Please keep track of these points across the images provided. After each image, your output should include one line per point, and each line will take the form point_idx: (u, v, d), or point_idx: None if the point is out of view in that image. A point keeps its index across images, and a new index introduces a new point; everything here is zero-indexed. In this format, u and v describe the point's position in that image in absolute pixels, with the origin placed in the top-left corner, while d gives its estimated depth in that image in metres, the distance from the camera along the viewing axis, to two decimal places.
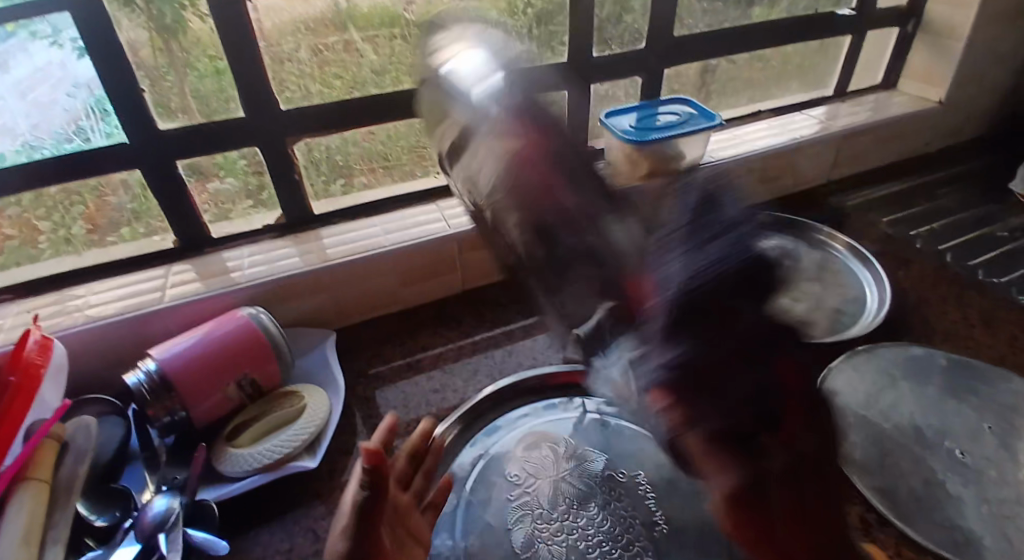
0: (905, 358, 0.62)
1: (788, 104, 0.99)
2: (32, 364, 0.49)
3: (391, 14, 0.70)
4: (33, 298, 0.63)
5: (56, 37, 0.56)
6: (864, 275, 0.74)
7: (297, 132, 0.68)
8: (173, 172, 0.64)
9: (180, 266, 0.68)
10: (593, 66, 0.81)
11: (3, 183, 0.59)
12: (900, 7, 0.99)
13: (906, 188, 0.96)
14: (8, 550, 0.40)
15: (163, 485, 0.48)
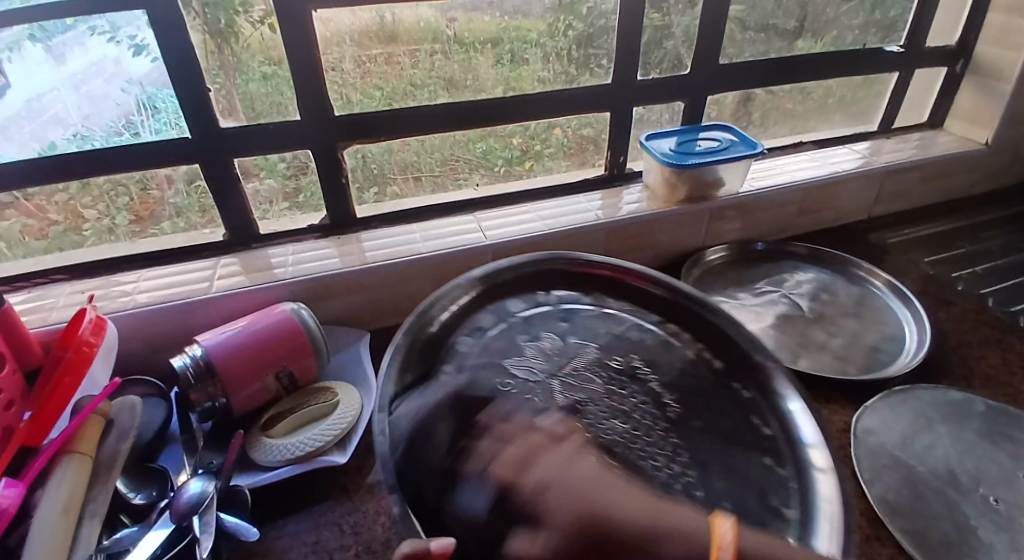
0: (942, 401, 0.61)
1: (830, 138, 0.99)
2: (84, 344, 0.52)
3: (434, 30, 0.71)
4: (85, 281, 0.67)
5: (114, 34, 0.59)
6: (903, 314, 0.73)
7: (345, 138, 0.70)
8: (226, 168, 0.67)
9: (227, 259, 0.70)
10: (636, 89, 0.82)
11: (58, 171, 0.62)
12: (949, 47, 0.98)
13: (949, 229, 0.94)
14: (48, 519, 0.42)
15: (198, 468, 0.49)
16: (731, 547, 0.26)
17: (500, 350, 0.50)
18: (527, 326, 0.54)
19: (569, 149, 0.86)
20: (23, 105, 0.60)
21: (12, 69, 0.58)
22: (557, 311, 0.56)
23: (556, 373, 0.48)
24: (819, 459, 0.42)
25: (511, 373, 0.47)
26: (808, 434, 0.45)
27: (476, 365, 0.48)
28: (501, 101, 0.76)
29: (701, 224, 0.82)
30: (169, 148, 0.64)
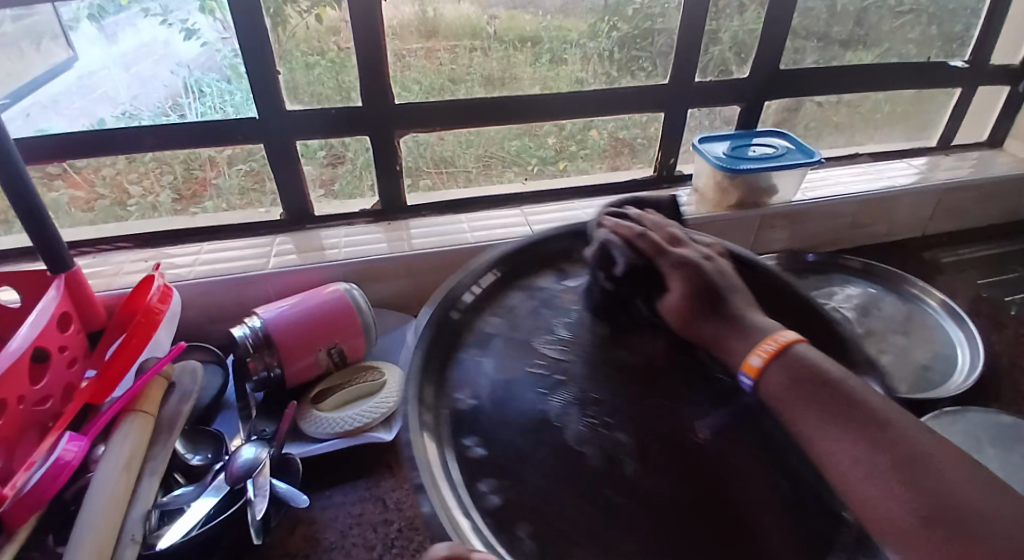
0: (994, 425, 0.59)
1: (886, 151, 0.97)
2: (152, 310, 0.53)
3: (476, 26, 0.72)
4: (145, 250, 0.70)
5: (167, 17, 0.62)
6: (956, 335, 0.71)
7: (401, 125, 0.72)
8: (285, 150, 0.69)
9: (282, 237, 0.73)
10: (690, 92, 0.81)
11: (104, 149, 0.64)
12: (1014, 64, 0.95)
13: (1006, 251, 0.91)
14: (111, 474, 0.43)
15: (253, 435, 0.51)
16: (780, 343, 0.35)
17: (549, 306, 0.41)
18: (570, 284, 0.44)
19: (604, 152, 0.85)
20: (76, 82, 0.63)
21: (75, 43, 0.62)
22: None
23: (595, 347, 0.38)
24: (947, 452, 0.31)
25: (544, 355, 0.37)
26: None
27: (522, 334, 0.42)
28: (544, 99, 0.76)
29: (750, 230, 0.81)
30: (214, 131, 0.66)
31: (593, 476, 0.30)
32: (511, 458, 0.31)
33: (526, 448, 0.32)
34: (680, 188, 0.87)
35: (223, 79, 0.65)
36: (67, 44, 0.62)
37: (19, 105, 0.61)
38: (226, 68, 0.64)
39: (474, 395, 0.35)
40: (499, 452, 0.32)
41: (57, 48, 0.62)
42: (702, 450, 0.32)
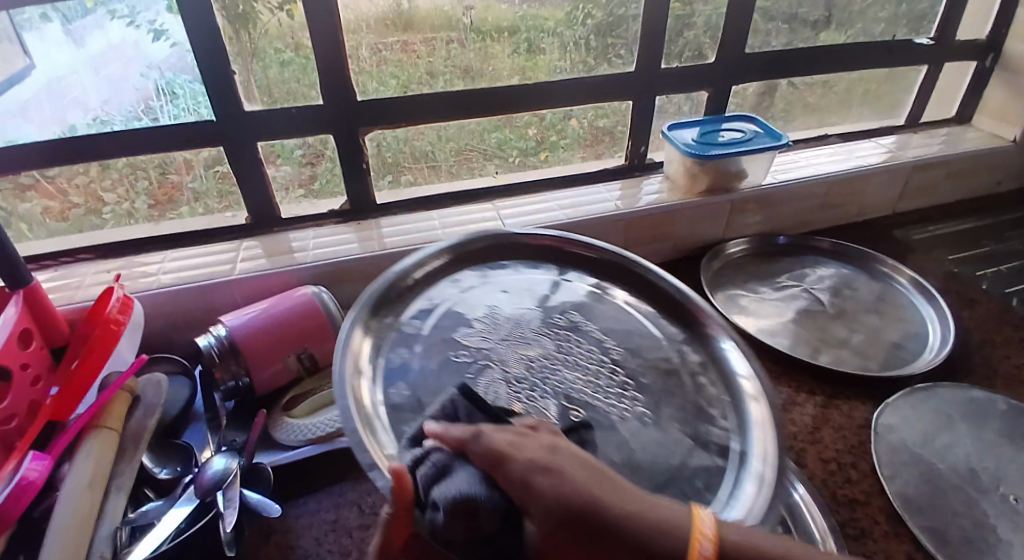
0: (962, 400, 0.60)
1: (857, 131, 0.97)
2: (112, 322, 0.52)
3: (447, 17, 0.70)
4: (109, 260, 0.68)
5: (134, 18, 0.60)
6: (926, 311, 0.72)
7: (364, 123, 0.70)
8: (251, 151, 0.68)
9: (250, 242, 0.71)
10: (661, 78, 0.81)
11: (82, 159, 0.63)
12: (981, 40, 0.96)
13: (975, 227, 0.92)
14: (76, 492, 0.42)
15: (222, 446, 0.50)
16: (712, 540, 0.29)
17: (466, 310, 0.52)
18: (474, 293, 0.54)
19: (584, 140, 0.85)
20: (44, 86, 0.61)
21: (32, 49, 0.59)
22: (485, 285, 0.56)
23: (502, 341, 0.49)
24: (751, 385, 0.47)
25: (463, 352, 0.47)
26: (740, 368, 0.49)
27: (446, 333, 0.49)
28: (516, 90, 0.75)
29: (722, 216, 0.81)
30: (186, 133, 0.64)
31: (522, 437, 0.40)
32: None
33: None
34: (652, 176, 0.86)
35: (195, 80, 0.63)
36: (23, 50, 0.59)
37: None
38: (196, 67, 0.62)
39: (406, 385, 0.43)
40: None
41: (15, 56, 0.59)
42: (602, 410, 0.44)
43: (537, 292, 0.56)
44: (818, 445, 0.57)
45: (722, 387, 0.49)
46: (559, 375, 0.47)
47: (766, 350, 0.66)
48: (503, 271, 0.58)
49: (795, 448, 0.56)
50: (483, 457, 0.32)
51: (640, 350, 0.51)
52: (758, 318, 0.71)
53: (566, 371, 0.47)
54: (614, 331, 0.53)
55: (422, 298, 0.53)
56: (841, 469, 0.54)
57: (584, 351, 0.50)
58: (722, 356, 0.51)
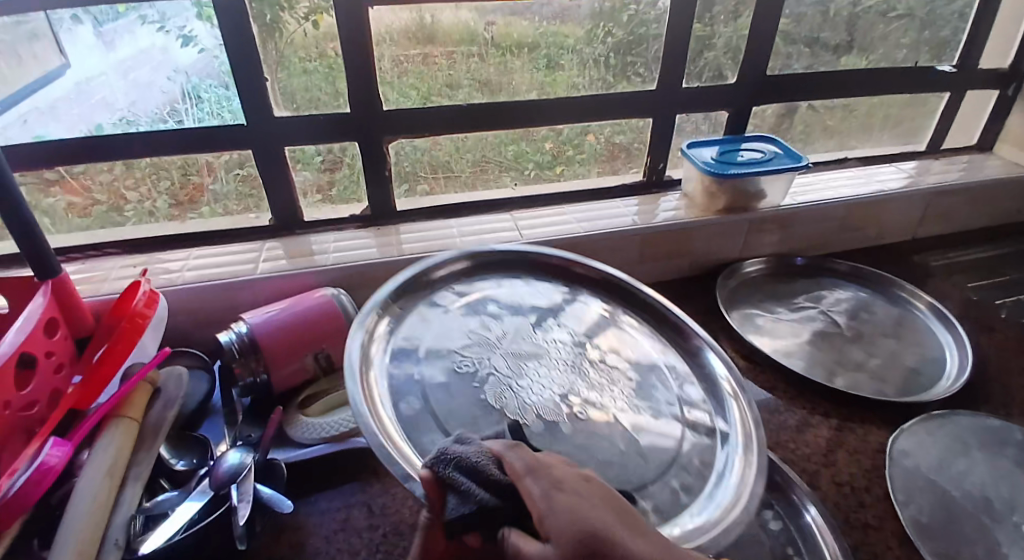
0: (979, 427, 0.59)
1: (876, 156, 0.97)
2: (138, 315, 0.53)
3: (471, 32, 0.72)
4: (133, 256, 0.70)
5: (164, 24, 0.62)
6: (944, 337, 0.72)
7: (386, 131, 0.72)
8: (277, 155, 0.70)
9: (271, 243, 0.73)
10: (680, 97, 0.82)
11: (108, 156, 0.64)
12: (1004, 69, 0.95)
13: (995, 254, 0.92)
14: (93, 480, 0.43)
15: (239, 439, 0.51)
16: None
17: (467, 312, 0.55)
18: (468, 306, 0.56)
19: (601, 156, 0.86)
20: (74, 87, 0.62)
21: (68, 50, 0.61)
22: (482, 300, 0.57)
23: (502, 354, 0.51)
24: (730, 386, 0.52)
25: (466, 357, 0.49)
26: (722, 372, 0.53)
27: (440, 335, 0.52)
28: (536, 104, 0.76)
29: (738, 235, 0.81)
30: (210, 136, 0.66)
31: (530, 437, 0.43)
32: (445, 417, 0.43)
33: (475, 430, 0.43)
34: (669, 193, 0.87)
35: (221, 85, 0.65)
36: (59, 50, 0.61)
37: (13, 112, 0.61)
38: (224, 74, 0.64)
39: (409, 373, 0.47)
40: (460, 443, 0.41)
41: (48, 54, 0.61)
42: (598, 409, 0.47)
43: (527, 303, 0.58)
44: (832, 468, 0.56)
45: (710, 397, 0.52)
46: (556, 375, 0.50)
47: (780, 371, 0.66)
48: (499, 284, 0.60)
49: (808, 470, 0.56)
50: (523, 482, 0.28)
51: (627, 348, 0.55)
52: (773, 338, 0.71)
53: (561, 372, 0.50)
54: (600, 334, 0.56)
55: (421, 313, 0.54)
56: (855, 492, 0.54)
57: (574, 354, 0.53)
58: (707, 364, 0.54)
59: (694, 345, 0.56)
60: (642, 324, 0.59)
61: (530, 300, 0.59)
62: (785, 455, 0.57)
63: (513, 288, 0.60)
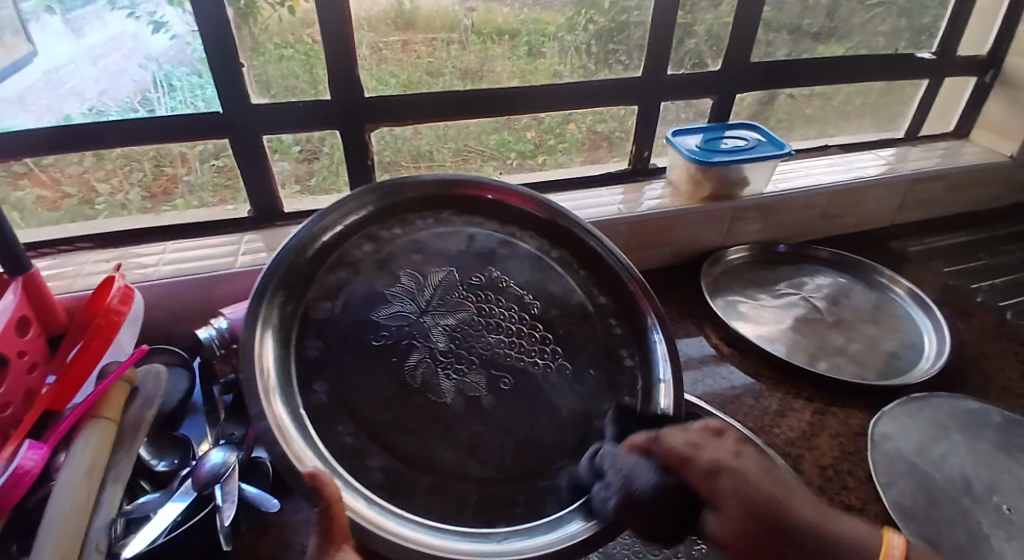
0: (958, 410, 0.61)
1: (855, 143, 0.98)
2: (113, 312, 0.51)
3: (452, 18, 0.70)
4: (106, 251, 0.67)
5: (135, 9, 0.59)
6: (923, 323, 0.73)
7: (369, 120, 0.70)
8: (255, 145, 0.68)
9: (251, 235, 0.71)
10: (665, 84, 0.82)
11: (76, 147, 0.62)
12: (979, 57, 0.97)
13: (970, 240, 0.94)
14: (71, 484, 0.42)
15: (220, 439, 0.50)
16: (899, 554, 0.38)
17: (390, 258, 0.47)
18: (393, 251, 0.48)
19: (585, 145, 0.85)
20: (42, 76, 0.59)
21: (36, 38, 0.58)
22: (409, 241, 0.49)
23: (428, 310, 0.46)
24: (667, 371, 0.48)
25: (383, 324, 0.43)
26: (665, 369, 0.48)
27: (356, 286, 0.45)
28: (521, 93, 0.75)
29: (722, 223, 0.82)
30: (186, 126, 0.64)
31: (451, 420, 0.41)
32: (353, 399, 0.40)
33: (383, 414, 0.40)
34: (653, 181, 0.87)
35: (193, 73, 0.63)
36: (26, 38, 0.57)
37: None
38: (197, 61, 0.62)
39: (319, 338, 0.41)
40: (367, 429, 0.39)
41: (17, 42, 0.57)
42: (525, 380, 0.45)
43: (462, 246, 0.51)
44: (815, 452, 0.57)
45: (643, 374, 0.49)
46: (485, 341, 0.46)
47: (765, 357, 0.66)
48: (433, 221, 0.52)
49: (793, 454, 0.57)
50: (669, 457, 0.37)
51: (563, 309, 0.51)
52: (757, 324, 0.72)
53: (489, 336, 0.47)
54: (538, 289, 0.52)
55: (334, 258, 0.45)
56: (838, 475, 0.55)
57: (504, 315, 0.48)
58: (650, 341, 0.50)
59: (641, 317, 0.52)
60: (586, 281, 0.54)
61: (464, 242, 0.52)
62: (770, 440, 0.58)
63: (447, 226, 0.52)
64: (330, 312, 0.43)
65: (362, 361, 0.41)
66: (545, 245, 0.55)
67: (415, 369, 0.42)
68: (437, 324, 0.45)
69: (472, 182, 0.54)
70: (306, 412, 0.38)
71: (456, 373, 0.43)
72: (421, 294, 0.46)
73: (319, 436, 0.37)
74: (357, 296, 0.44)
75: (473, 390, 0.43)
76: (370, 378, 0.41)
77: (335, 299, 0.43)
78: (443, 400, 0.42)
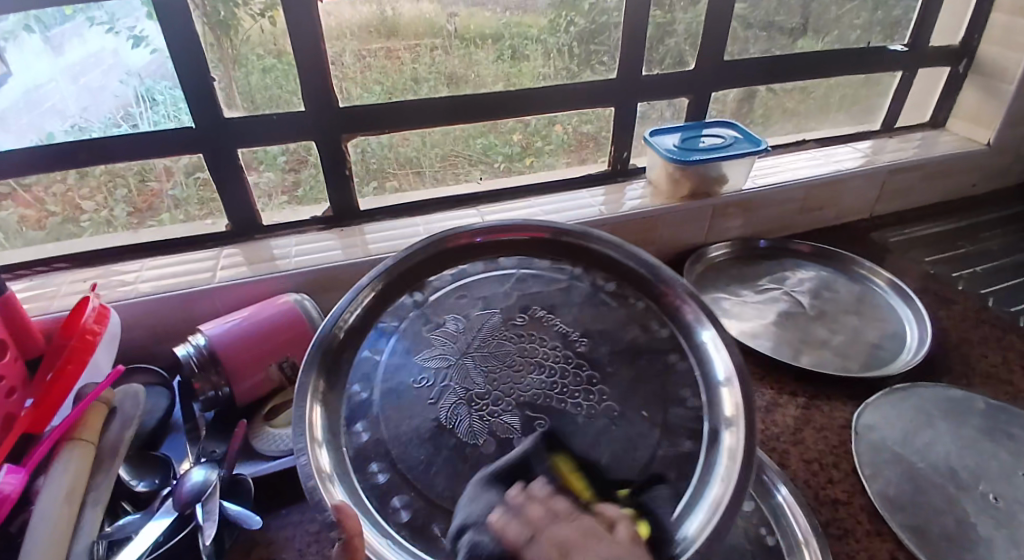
0: (941, 399, 0.61)
1: (833, 137, 0.99)
2: (88, 331, 0.51)
3: (432, 24, 0.70)
4: (85, 269, 0.67)
5: (112, 25, 0.59)
6: (905, 313, 0.74)
7: (348, 129, 0.70)
8: (233, 158, 0.67)
9: (231, 249, 0.70)
10: (643, 84, 0.82)
11: (53, 166, 0.61)
12: (953, 47, 0.98)
13: (950, 229, 0.95)
14: (50, 509, 0.41)
15: (201, 457, 0.50)
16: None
17: (433, 314, 0.50)
18: (433, 307, 0.51)
19: (569, 146, 0.85)
20: (22, 95, 0.59)
21: (11, 59, 0.57)
22: (456, 285, 0.53)
23: (470, 351, 0.47)
24: (728, 390, 0.44)
25: (424, 366, 0.46)
26: (720, 370, 0.45)
27: (404, 339, 0.48)
28: (504, 96, 0.75)
29: (704, 221, 0.82)
30: (167, 141, 0.64)
31: (481, 461, 0.39)
32: (396, 448, 0.41)
33: (418, 455, 0.40)
34: (635, 181, 0.87)
35: (176, 87, 0.62)
36: (0, 59, 0.57)
37: None
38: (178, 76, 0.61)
39: (366, 385, 0.45)
40: (399, 470, 0.40)
41: None
42: (561, 418, 0.42)
43: (506, 290, 0.53)
44: (801, 446, 0.57)
45: (700, 378, 0.46)
46: (522, 382, 0.45)
47: (748, 353, 0.66)
48: (480, 268, 0.55)
49: (778, 449, 0.57)
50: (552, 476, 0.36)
51: (617, 336, 0.49)
52: (741, 320, 0.72)
53: (528, 375, 0.46)
54: (588, 330, 0.50)
55: (386, 319, 0.49)
56: (824, 469, 0.55)
57: (550, 351, 0.48)
58: (701, 342, 0.48)
59: (686, 320, 0.50)
60: (640, 309, 0.52)
61: (509, 285, 0.54)
62: (755, 436, 0.58)
63: (484, 276, 0.54)
64: (379, 367, 0.46)
65: (408, 407, 0.43)
66: (591, 277, 0.55)
67: (443, 411, 0.42)
68: (478, 370, 0.46)
69: (503, 227, 0.57)
70: (348, 453, 0.40)
71: (488, 409, 0.43)
72: (460, 342, 0.48)
73: (362, 488, 0.39)
74: (403, 352, 0.47)
75: (503, 421, 0.42)
76: (405, 425, 0.42)
77: (382, 350, 0.47)
78: (476, 442, 0.40)
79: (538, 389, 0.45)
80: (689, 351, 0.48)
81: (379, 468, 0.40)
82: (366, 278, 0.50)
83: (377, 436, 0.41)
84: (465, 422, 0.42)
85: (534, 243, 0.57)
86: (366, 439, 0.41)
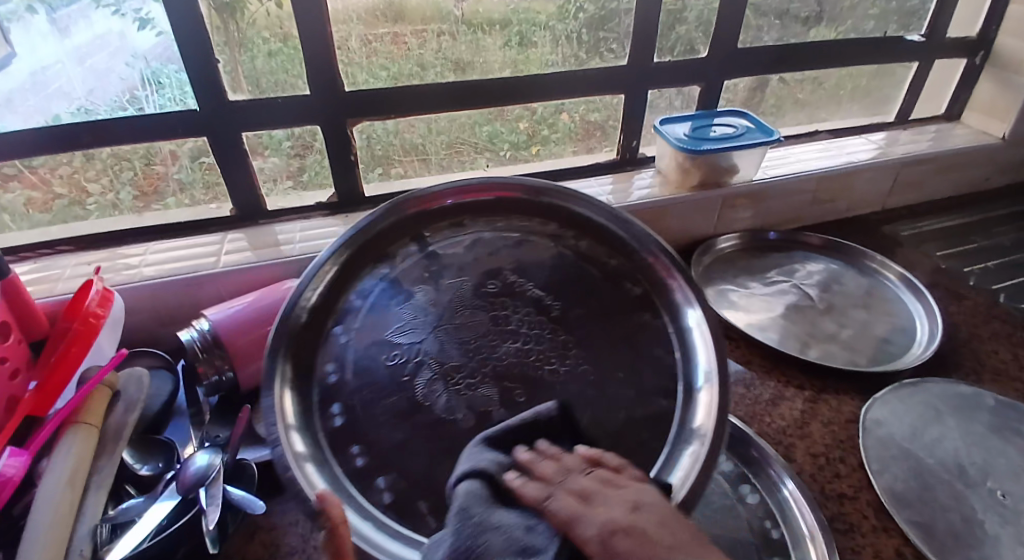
0: (952, 395, 0.61)
1: (846, 128, 0.97)
2: (91, 315, 0.51)
3: (439, 9, 0.69)
4: (91, 253, 0.66)
5: (119, 7, 0.58)
6: (916, 308, 0.73)
7: (352, 115, 0.69)
8: (238, 142, 0.67)
9: (235, 234, 0.70)
10: (653, 73, 0.80)
11: (59, 148, 0.61)
12: (971, 37, 0.96)
13: (962, 223, 0.93)
14: (53, 489, 0.41)
15: (205, 442, 0.49)
16: None
17: (402, 285, 0.49)
18: (399, 276, 0.50)
19: (576, 134, 0.84)
20: (29, 77, 0.59)
21: (15, 39, 0.57)
22: (422, 254, 0.52)
23: (442, 323, 0.47)
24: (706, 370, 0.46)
25: (395, 342, 0.45)
26: (702, 353, 0.47)
27: (368, 315, 0.47)
28: (512, 83, 0.74)
29: (713, 211, 0.81)
30: (173, 124, 0.63)
31: (457, 439, 0.41)
32: (370, 430, 0.41)
33: (393, 434, 0.41)
34: (644, 170, 0.86)
35: (182, 70, 0.61)
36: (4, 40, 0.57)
37: None
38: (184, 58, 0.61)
39: (335, 362, 0.44)
40: (375, 454, 0.40)
41: None
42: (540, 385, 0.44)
43: (473, 255, 0.53)
44: (808, 440, 0.57)
45: (681, 352, 0.48)
46: (498, 350, 0.46)
47: (756, 345, 0.66)
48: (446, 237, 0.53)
49: (784, 443, 0.57)
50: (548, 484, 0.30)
51: (591, 299, 0.51)
52: (749, 313, 0.71)
53: (504, 344, 0.47)
54: (568, 303, 0.51)
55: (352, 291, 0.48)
56: (830, 463, 0.55)
57: (523, 317, 0.49)
58: (687, 325, 0.49)
59: (670, 299, 0.51)
60: (612, 270, 0.53)
61: (478, 250, 0.53)
62: (761, 429, 0.58)
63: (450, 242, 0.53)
64: (344, 344, 0.45)
65: (380, 386, 0.43)
66: (562, 237, 0.55)
67: (422, 382, 0.44)
68: (451, 340, 0.46)
69: (497, 186, 0.55)
70: (324, 437, 0.41)
71: (467, 379, 0.44)
72: (426, 318, 0.47)
73: (342, 472, 0.40)
74: (364, 329, 0.46)
75: (479, 393, 0.43)
76: (378, 405, 0.42)
77: (347, 327, 0.46)
78: (453, 417, 0.42)
79: (517, 360, 0.46)
80: (674, 327, 0.50)
81: (359, 451, 0.41)
82: (327, 249, 0.48)
83: (350, 418, 0.42)
84: (443, 395, 0.43)
85: (506, 206, 0.55)
86: (341, 422, 0.42)
